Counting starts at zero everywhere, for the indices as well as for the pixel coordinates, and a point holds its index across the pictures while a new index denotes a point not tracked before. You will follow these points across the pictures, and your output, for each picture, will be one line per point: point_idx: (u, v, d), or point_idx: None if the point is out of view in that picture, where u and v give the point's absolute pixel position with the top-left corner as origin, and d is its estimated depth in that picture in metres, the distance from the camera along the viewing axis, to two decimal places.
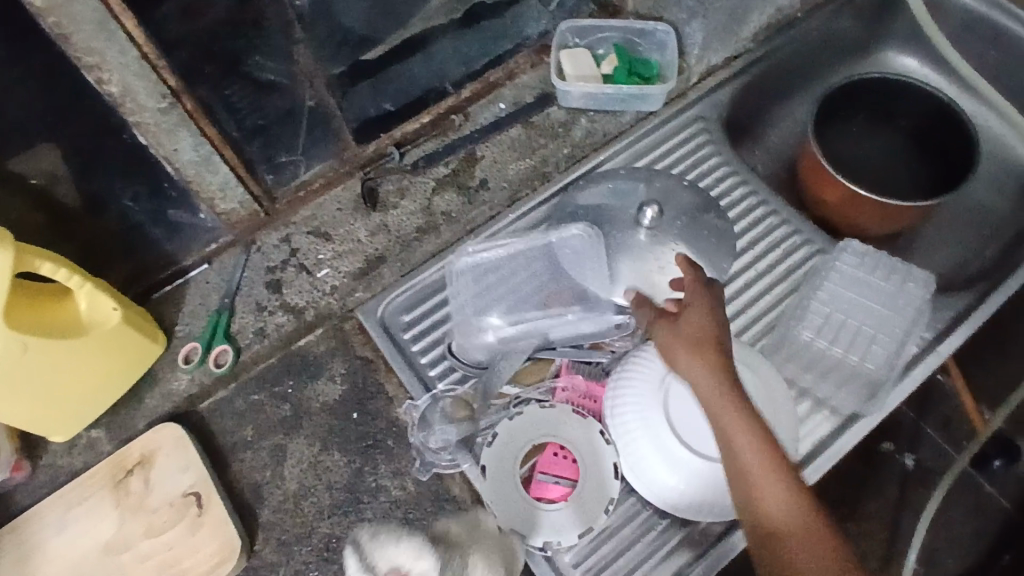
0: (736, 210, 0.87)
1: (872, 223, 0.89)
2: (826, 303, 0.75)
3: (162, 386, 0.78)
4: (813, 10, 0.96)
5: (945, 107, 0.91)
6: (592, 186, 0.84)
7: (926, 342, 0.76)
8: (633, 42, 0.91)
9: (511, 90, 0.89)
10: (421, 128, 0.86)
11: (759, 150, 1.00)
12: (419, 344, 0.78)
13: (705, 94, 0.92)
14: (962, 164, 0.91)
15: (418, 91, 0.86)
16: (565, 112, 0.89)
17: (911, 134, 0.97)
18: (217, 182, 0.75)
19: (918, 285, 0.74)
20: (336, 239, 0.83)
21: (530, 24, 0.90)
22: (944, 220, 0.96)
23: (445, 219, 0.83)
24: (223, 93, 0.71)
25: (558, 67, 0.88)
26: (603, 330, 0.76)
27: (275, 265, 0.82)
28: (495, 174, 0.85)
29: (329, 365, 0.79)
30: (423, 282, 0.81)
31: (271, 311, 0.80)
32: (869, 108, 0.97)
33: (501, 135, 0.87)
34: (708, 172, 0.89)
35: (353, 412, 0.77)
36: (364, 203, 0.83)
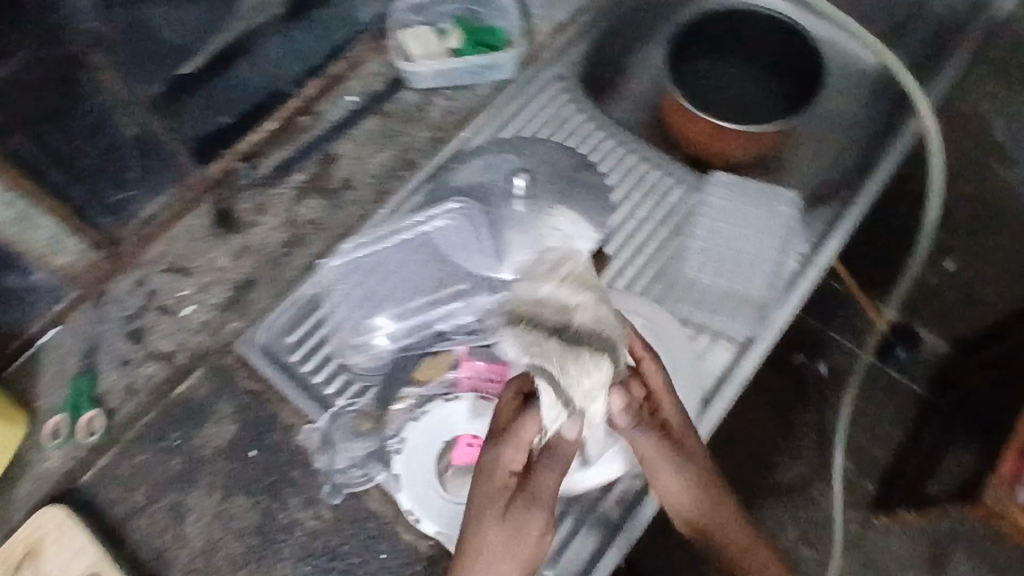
0: (609, 161, 0.85)
1: (739, 150, 0.90)
2: (703, 240, 0.79)
3: (32, 468, 0.70)
4: None
5: (786, 30, 0.94)
6: (463, 165, 0.81)
7: (805, 256, 0.77)
8: (472, 10, 0.87)
9: (357, 81, 0.84)
10: (266, 137, 0.81)
11: (623, 99, 1.00)
12: (308, 364, 0.73)
13: (559, 54, 0.90)
14: (810, 83, 0.93)
15: (255, 99, 0.82)
16: (418, 95, 0.85)
17: (762, 60, 0.98)
18: (43, 236, 0.71)
19: (784, 204, 0.79)
20: (196, 272, 0.77)
21: (360, 9, 0.86)
22: (804, 139, 0.99)
23: (312, 228, 0.78)
24: (33, 142, 0.65)
25: (402, 48, 0.84)
26: (497, 307, 0.75)
27: (133, 311, 0.76)
28: (357, 171, 0.81)
29: (216, 407, 0.73)
30: (300, 298, 0.75)
31: (139, 362, 0.74)
32: (718, 42, 0.98)
33: (355, 129, 0.82)
34: (579, 129, 0.86)
35: (251, 449, 0.71)
36: (221, 227, 0.78)
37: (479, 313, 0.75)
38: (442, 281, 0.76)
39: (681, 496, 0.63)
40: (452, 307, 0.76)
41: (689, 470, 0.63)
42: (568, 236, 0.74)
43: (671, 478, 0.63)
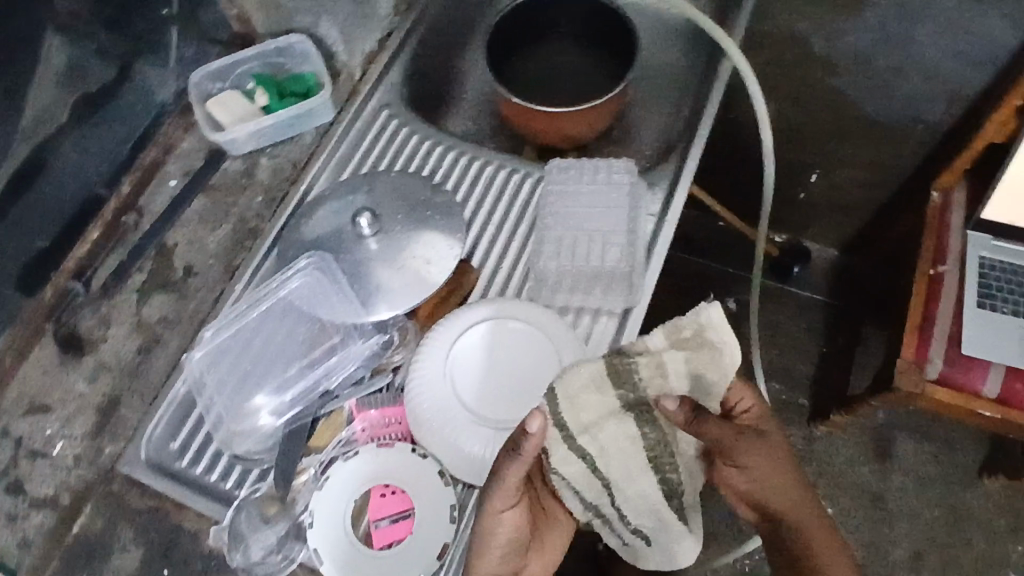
0: (452, 177, 0.86)
1: (583, 128, 0.91)
2: (559, 226, 0.80)
3: None
4: None
5: (592, 2, 0.96)
6: (311, 218, 0.78)
7: (656, 216, 0.80)
8: (276, 63, 0.86)
9: (175, 163, 0.82)
10: (94, 248, 0.78)
11: (460, 110, 1.00)
12: (200, 464, 0.71)
13: (377, 82, 0.88)
14: (626, 47, 0.96)
15: (72, 210, 0.80)
16: (242, 160, 0.83)
17: (576, 36, 1.01)
18: None
19: (621, 173, 0.80)
20: (57, 405, 0.73)
21: (156, 90, 0.86)
22: (641, 99, 1.01)
23: (165, 325, 0.75)
24: None
25: (211, 119, 0.82)
26: (374, 352, 0.74)
27: (3, 466, 0.71)
28: (198, 254, 0.78)
29: (117, 536, 0.69)
30: (175, 399, 0.72)
31: (24, 515, 0.70)
32: (529, 32, 1.00)
33: (186, 213, 0.80)
34: (413, 153, 0.87)
35: (163, 568, 0.68)
36: (70, 351, 0.74)
37: (359, 361, 0.74)
38: (314, 341, 0.74)
39: (776, 476, 0.62)
40: (327, 364, 0.73)
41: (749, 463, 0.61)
42: (429, 262, 0.75)
43: (763, 463, 0.61)
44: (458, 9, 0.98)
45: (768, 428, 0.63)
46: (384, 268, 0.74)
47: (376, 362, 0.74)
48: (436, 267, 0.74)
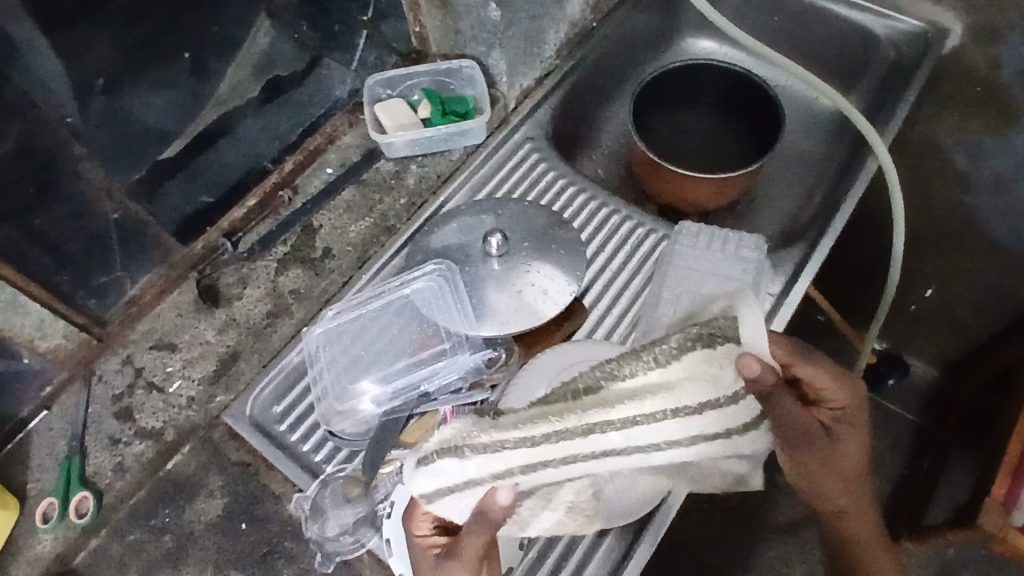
0: (579, 218, 0.89)
1: (709, 199, 0.94)
2: (675, 284, 0.78)
3: (25, 554, 0.70)
4: (608, 15, 1.01)
5: (740, 76, 0.98)
6: (441, 228, 0.82)
7: (775, 295, 0.81)
8: (443, 82, 0.92)
9: (335, 152, 0.89)
10: (250, 213, 0.83)
11: (594, 155, 1.06)
12: (297, 432, 0.75)
13: (526, 117, 0.94)
14: (768, 126, 0.98)
15: (237, 176, 0.86)
16: (393, 163, 0.89)
17: (720, 107, 1.04)
18: (30, 322, 0.71)
19: (750, 248, 0.78)
20: (183, 346, 0.78)
21: (337, 86, 0.93)
22: (771, 180, 1.03)
23: (295, 297, 0.80)
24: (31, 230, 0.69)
25: (377, 122, 0.88)
26: (477, 365, 0.75)
27: (120, 391, 0.76)
28: (338, 240, 0.84)
29: (205, 482, 0.73)
30: (287, 368, 0.77)
31: (128, 441, 0.74)
32: (677, 94, 1.03)
33: (335, 200, 0.86)
34: (549, 190, 0.91)
35: (241, 522, 0.71)
36: (205, 301, 0.79)
37: (461, 369, 0.74)
38: (423, 342, 0.75)
39: (823, 467, 0.64)
40: (433, 366, 0.73)
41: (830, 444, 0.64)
42: (546, 292, 0.76)
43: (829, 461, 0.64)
44: (614, 64, 1.04)
45: (839, 425, 0.64)
46: (498, 290, 0.77)
47: (475, 376, 0.74)
48: (551, 300, 0.76)
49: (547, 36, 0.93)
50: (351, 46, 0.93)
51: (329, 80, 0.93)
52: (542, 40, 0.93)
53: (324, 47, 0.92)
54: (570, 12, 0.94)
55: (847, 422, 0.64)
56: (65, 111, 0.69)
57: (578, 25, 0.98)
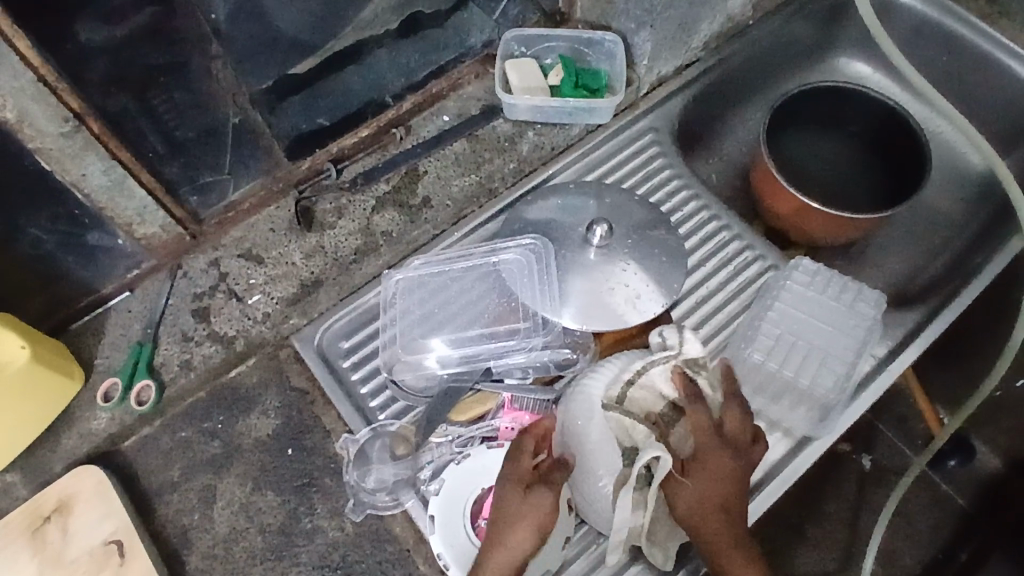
0: (686, 225, 0.85)
1: (823, 233, 0.88)
2: (775, 320, 0.73)
3: (80, 426, 0.72)
4: (765, 17, 0.94)
5: (893, 113, 0.91)
6: (542, 201, 0.79)
7: (879, 358, 0.75)
8: (581, 52, 0.88)
9: (455, 101, 0.86)
10: (359, 142, 0.82)
11: (712, 159, 0.99)
12: (358, 372, 0.74)
13: (655, 105, 0.89)
14: (911, 173, 0.91)
15: (356, 104, 0.83)
16: (511, 125, 0.86)
17: (861, 140, 0.96)
18: (133, 207, 0.70)
19: (869, 304, 0.73)
20: (270, 262, 0.78)
21: (474, 33, 0.88)
22: (894, 230, 0.95)
23: (385, 239, 0.79)
24: (151, 115, 0.68)
25: (505, 78, 0.85)
26: (548, 364, 0.73)
27: (202, 290, 0.76)
28: (439, 191, 0.82)
29: (262, 398, 0.74)
30: (363, 305, 0.76)
31: (199, 341, 0.75)
32: (818, 116, 0.96)
33: (444, 150, 0.83)
34: (661, 187, 0.86)
35: (288, 447, 0.72)
36: (300, 223, 0.79)
37: (533, 356, 0.72)
38: (503, 316, 0.73)
39: (703, 501, 0.59)
40: (506, 345, 0.72)
41: (702, 451, 0.61)
42: (638, 297, 0.73)
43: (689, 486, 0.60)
44: (760, 69, 0.98)
45: (710, 444, 0.61)
46: (588, 281, 0.73)
47: (542, 373, 0.73)
48: (639, 308, 0.72)
49: (701, 25, 0.87)
50: None
51: (468, 26, 0.88)
52: (695, 28, 0.87)
53: None
54: (731, 5, 0.88)
55: (730, 447, 0.61)
56: (211, 8, 0.66)
57: (735, 19, 0.91)
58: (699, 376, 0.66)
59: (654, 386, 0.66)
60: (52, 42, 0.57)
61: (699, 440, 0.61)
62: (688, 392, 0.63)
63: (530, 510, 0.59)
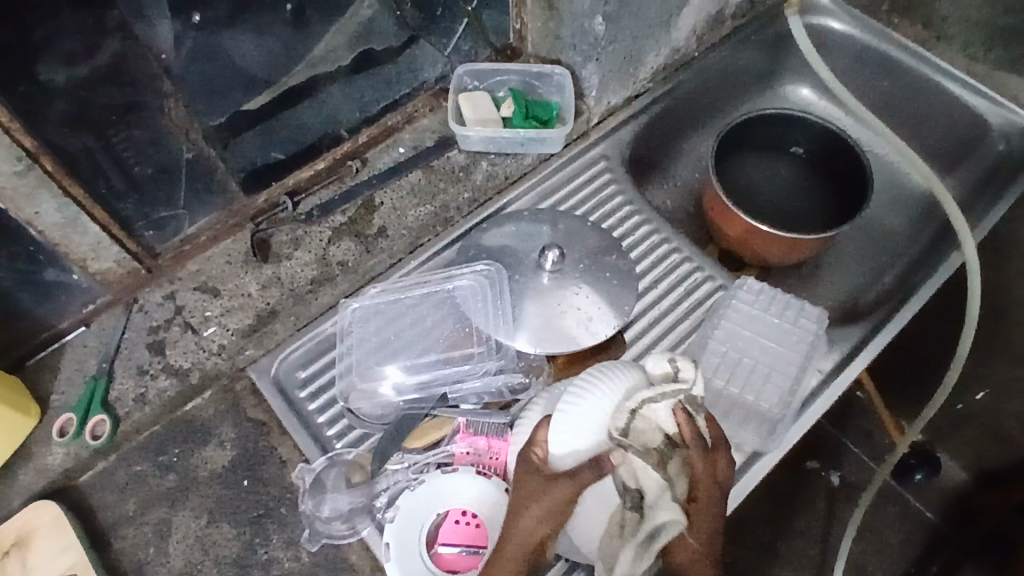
0: (639, 248, 0.87)
1: (775, 255, 0.90)
2: (722, 339, 0.75)
3: (34, 462, 0.72)
4: (711, 48, 0.98)
5: (836, 136, 0.94)
6: (497, 228, 0.81)
7: (825, 373, 0.78)
8: (532, 84, 0.90)
9: (410, 134, 0.88)
10: (317, 175, 0.83)
11: (667, 185, 1.02)
12: (315, 402, 0.75)
13: (607, 135, 0.92)
14: (856, 194, 0.94)
15: (312, 138, 0.85)
16: (465, 155, 0.88)
17: (807, 163, 1.00)
18: (88, 242, 0.71)
19: (811, 319, 0.76)
20: (226, 294, 0.78)
21: (427, 69, 0.92)
22: (842, 248, 0.98)
23: (341, 269, 0.80)
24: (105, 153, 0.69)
25: (458, 111, 0.87)
26: (502, 389, 0.75)
27: (157, 324, 0.77)
28: (395, 221, 0.83)
29: (219, 430, 0.74)
30: (320, 335, 0.77)
31: (155, 375, 0.75)
32: (765, 141, 1.00)
33: (401, 181, 0.85)
34: (613, 212, 0.88)
35: (243, 479, 0.72)
36: (256, 255, 0.80)
37: (486, 382, 0.74)
38: (459, 342, 0.75)
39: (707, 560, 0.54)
40: (460, 372, 0.74)
41: (704, 504, 0.55)
42: (590, 319, 0.74)
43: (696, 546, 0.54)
44: (708, 97, 1.02)
45: (706, 492, 0.55)
46: (539, 305, 0.75)
47: (496, 398, 0.75)
48: (591, 330, 0.74)
49: (646, 58, 0.91)
50: (449, 31, 0.92)
51: (420, 61, 0.92)
52: (640, 61, 0.91)
53: (421, 28, 0.92)
54: (674, 38, 0.92)
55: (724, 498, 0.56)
56: (161, 48, 0.70)
57: (680, 51, 0.95)
58: (698, 415, 0.59)
59: (657, 417, 0.58)
60: (6, 83, 0.58)
61: (700, 491, 0.55)
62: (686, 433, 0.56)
63: (545, 489, 0.56)
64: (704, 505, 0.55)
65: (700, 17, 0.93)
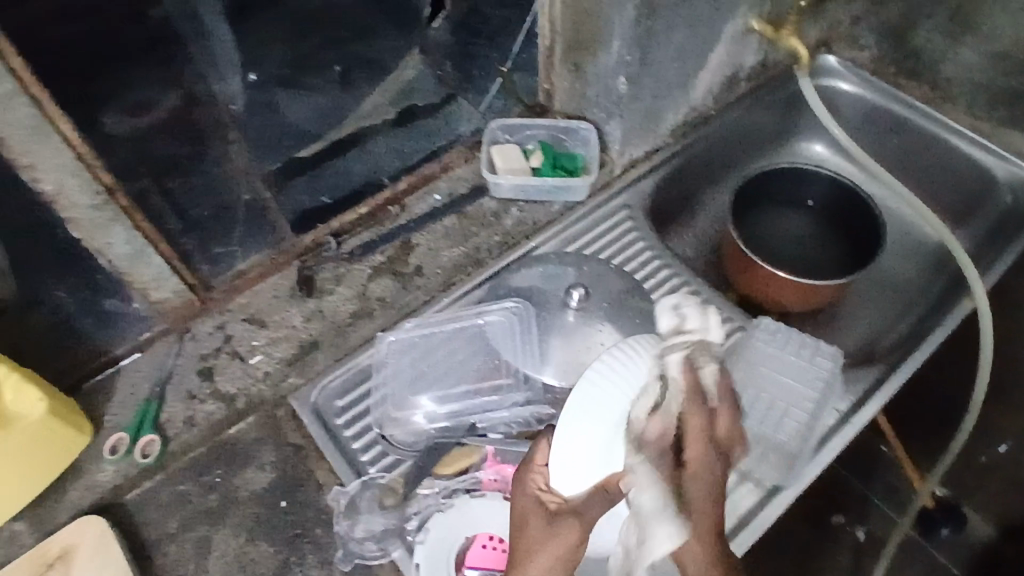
0: (660, 291, 0.91)
1: (793, 301, 0.94)
2: (742, 377, 0.77)
3: (86, 479, 0.76)
4: (727, 107, 1.05)
5: (848, 190, 0.99)
6: (524, 269, 0.88)
7: (842, 412, 0.80)
8: (558, 138, 0.97)
9: (445, 182, 0.94)
10: (359, 218, 0.90)
11: (686, 235, 1.07)
12: (351, 430, 0.79)
13: (628, 186, 0.97)
14: (868, 245, 0.98)
15: (355, 184, 0.93)
16: (496, 202, 0.94)
17: (820, 216, 1.05)
18: (151, 273, 0.77)
19: (826, 358, 0.79)
20: (272, 325, 0.84)
21: (462, 123, 0.99)
22: (857, 296, 1.02)
23: (379, 304, 0.86)
24: None
25: (490, 161, 0.94)
26: (530, 419, 0.78)
27: (207, 352, 0.82)
28: (430, 261, 0.89)
29: (260, 453, 0.78)
30: (357, 367, 0.82)
31: (203, 399, 0.80)
32: (779, 195, 1.05)
33: (437, 224, 0.91)
34: (636, 258, 0.93)
35: (281, 500, 0.75)
36: (301, 290, 0.85)
37: (514, 415, 0.78)
38: (490, 373, 0.80)
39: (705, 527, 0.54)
40: (490, 403, 0.78)
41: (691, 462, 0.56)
42: None
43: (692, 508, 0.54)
44: (725, 153, 1.08)
45: (699, 452, 0.56)
46: (564, 341, 0.80)
47: (524, 428, 0.77)
48: None
49: (666, 114, 0.97)
50: (484, 90, 1.00)
51: (459, 116, 1.00)
52: (660, 117, 0.97)
53: (460, 89, 1.01)
54: (692, 97, 0.99)
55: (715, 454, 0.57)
56: None
57: (698, 109, 1.02)
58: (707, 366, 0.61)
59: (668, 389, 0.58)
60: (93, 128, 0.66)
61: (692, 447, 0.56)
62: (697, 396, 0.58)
63: (548, 540, 0.55)
64: (700, 464, 0.56)
65: (717, 78, 1.00)
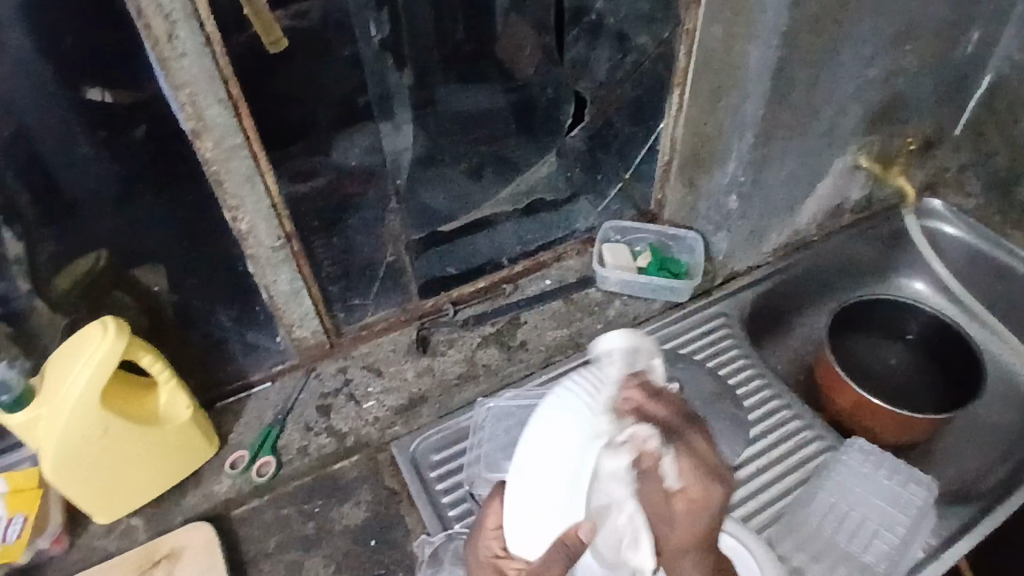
0: (752, 399, 0.92)
1: (885, 431, 0.94)
2: (828, 495, 0.81)
3: (204, 487, 0.84)
4: (829, 236, 1.10)
5: (949, 329, 1.01)
6: None
7: (932, 546, 0.79)
8: (666, 243, 1.06)
9: (557, 269, 1.04)
10: (475, 291, 1.00)
11: (778, 351, 1.09)
12: (442, 484, 0.84)
13: (726, 297, 1.02)
14: (967, 386, 0.98)
15: (478, 261, 1.01)
16: (602, 293, 1.02)
17: (919, 349, 1.05)
18: (298, 312, 0.88)
19: (921, 487, 0.80)
20: (388, 374, 0.93)
21: (580, 220, 1.07)
22: (952, 436, 1.00)
23: (484, 370, 0.93)
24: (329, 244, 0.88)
25: (600, 257, 1.03)
26: None
27: (328, 391, 0.91)
28: (535, 338, 0.96)
29: (358, 491, 0.84)
30: (455, 427, 0.88)
31: (317, 432, 0.88)
32: (877, 326, 1.07)
33: (544, 306, 1.00)
34: (728, 364, 0.96)
35: (370, 538, 0.80)
36: (417, 348, 0.95)
37: None
38: None
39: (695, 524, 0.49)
40: None
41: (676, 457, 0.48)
42: None
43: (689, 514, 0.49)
44: (824, 278, 1.11)
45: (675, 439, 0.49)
46: None
47: None
48: None
49: (770, 234, 1.04)
50: (604, 193, 1.06)
51: (577, 213, 1.07)
52: (764, 236, 1.03)
53: (583, 186, 1.05)
54: (797, 222, 1.05)
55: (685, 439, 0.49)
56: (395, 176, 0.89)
57: (801, 233, 1.08)
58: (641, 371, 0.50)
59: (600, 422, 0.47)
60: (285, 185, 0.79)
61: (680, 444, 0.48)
62: (711, 471, 0.49)
63: None
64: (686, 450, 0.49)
65: (822, 207, 1.06)
